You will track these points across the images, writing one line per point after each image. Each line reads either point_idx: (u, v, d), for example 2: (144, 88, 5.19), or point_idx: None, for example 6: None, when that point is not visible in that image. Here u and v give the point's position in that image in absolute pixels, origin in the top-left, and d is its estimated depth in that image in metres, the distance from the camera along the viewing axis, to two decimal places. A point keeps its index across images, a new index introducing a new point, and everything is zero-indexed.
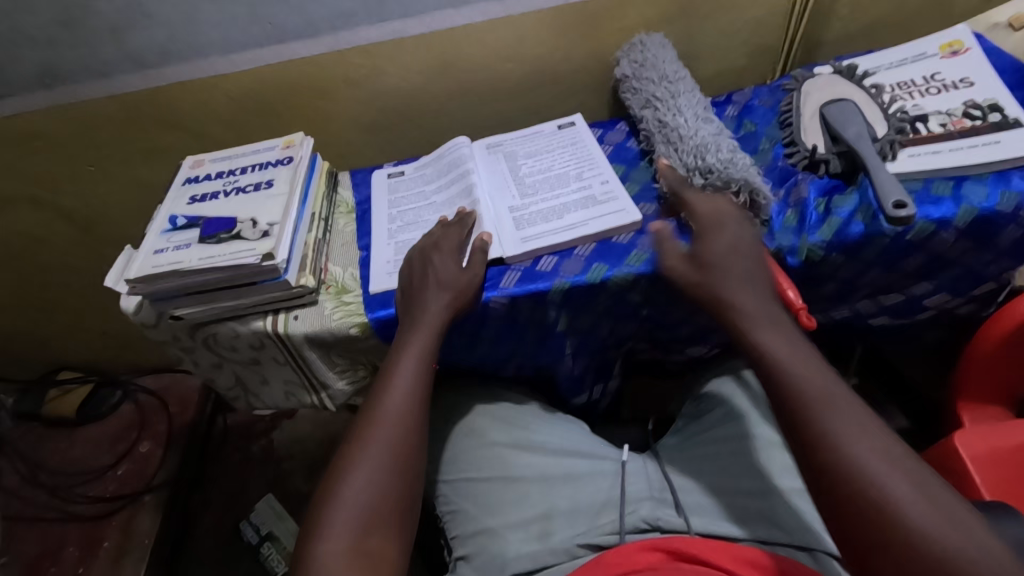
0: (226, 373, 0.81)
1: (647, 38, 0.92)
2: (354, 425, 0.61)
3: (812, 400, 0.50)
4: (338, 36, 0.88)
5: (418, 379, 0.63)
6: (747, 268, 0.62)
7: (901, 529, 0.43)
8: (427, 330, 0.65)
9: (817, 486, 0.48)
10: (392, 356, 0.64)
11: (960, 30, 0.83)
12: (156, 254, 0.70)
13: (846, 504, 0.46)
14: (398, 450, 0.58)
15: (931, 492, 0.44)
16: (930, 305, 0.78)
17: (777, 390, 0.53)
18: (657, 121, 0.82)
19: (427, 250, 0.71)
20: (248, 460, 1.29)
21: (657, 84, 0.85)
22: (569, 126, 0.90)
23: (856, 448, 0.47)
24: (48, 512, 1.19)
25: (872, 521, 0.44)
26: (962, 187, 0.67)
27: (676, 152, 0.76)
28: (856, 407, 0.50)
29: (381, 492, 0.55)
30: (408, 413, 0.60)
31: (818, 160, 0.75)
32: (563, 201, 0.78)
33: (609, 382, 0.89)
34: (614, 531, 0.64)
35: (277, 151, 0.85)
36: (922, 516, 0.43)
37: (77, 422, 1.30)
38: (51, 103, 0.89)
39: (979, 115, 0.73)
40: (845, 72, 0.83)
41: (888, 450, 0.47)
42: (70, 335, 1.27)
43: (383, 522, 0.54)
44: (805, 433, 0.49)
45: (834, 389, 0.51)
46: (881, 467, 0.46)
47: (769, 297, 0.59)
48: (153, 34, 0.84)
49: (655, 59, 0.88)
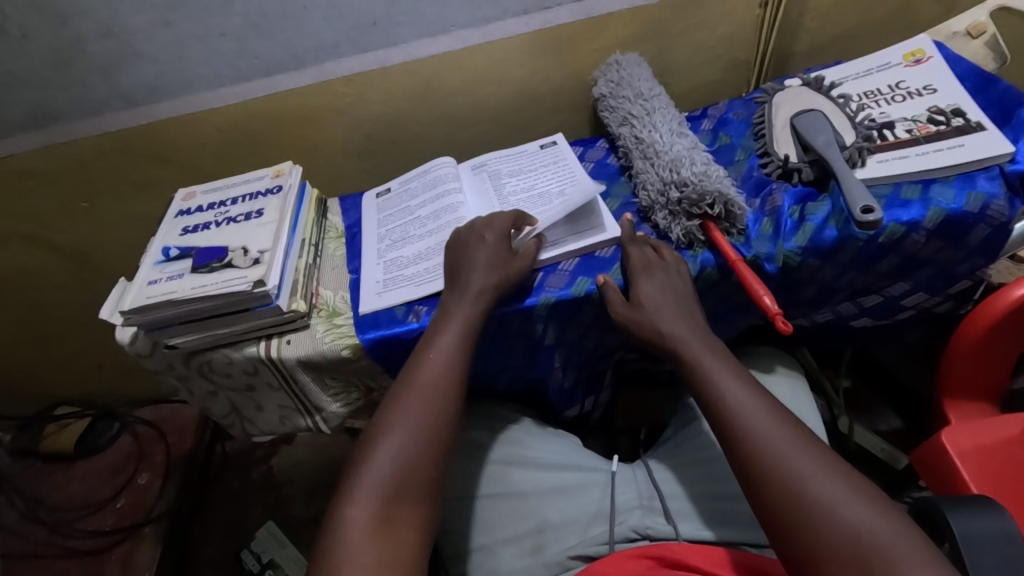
0: (221, 401, 0.83)
1: (618, 59, 0.95)
2: (388, 397, 0.62)
3: (748, 419, 0.56)
4: (322, 67, 0.91)
5: (453, 352, 0.64)
6: (686, 302, 0.67)
7: (839, 527, 0.47)
8: (469, 303, 0.67)
9: (762, 496, 0.52)
10: (431, 331, 0.66)
11: (922, 40, 0.87)
12: (150, 286, 0.72)
13: (784, 512, 0.50)
14: (425, 417, 0.59)
15: (862, 488, 0.50)
16: (908, 304, 0.80)
17: (720, 414, 0.58)
18: (634, 138, 0.85)
19: (478, 227, 0.73)
20: (248, 487, 1.29)
21: (633, 102, 0.88)
22: (551, 145, 0.93)
23: (791, 456, 0.52)
24: (47, 549, 1.19)
25: (810, 524, 0.48)
26: (930, 189, 0.70)
27: (652, 168, 0.79)
28: (787, 421, 0.56)
29: (409, 457, 0.56)
30: (448, 376, 0.62)
31: (791, 169, 0.77)
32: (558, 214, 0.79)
33: (600, 395, 0.90)
34: (604, 542, 0.66)
35: (267, 180, 0.87)
36: (854, 514, 0.48)
37: (76, 456, 1.30)
38: (45, 142, 0.91)
39: (943, 120, 0.75)
40: (813, 84, 0.86)
41: (819, 456, 0.52)
42: (67, 369, 1.27)
43: (407, 493, 0.54)
44: (745, 448, 0.55)
45: (767, 408, 0.57)
46: (813, 473, 0.51)
47: (704, 328, 0.65)
48: (143, 71, 0.87)
49: (629, 80, 0.91)
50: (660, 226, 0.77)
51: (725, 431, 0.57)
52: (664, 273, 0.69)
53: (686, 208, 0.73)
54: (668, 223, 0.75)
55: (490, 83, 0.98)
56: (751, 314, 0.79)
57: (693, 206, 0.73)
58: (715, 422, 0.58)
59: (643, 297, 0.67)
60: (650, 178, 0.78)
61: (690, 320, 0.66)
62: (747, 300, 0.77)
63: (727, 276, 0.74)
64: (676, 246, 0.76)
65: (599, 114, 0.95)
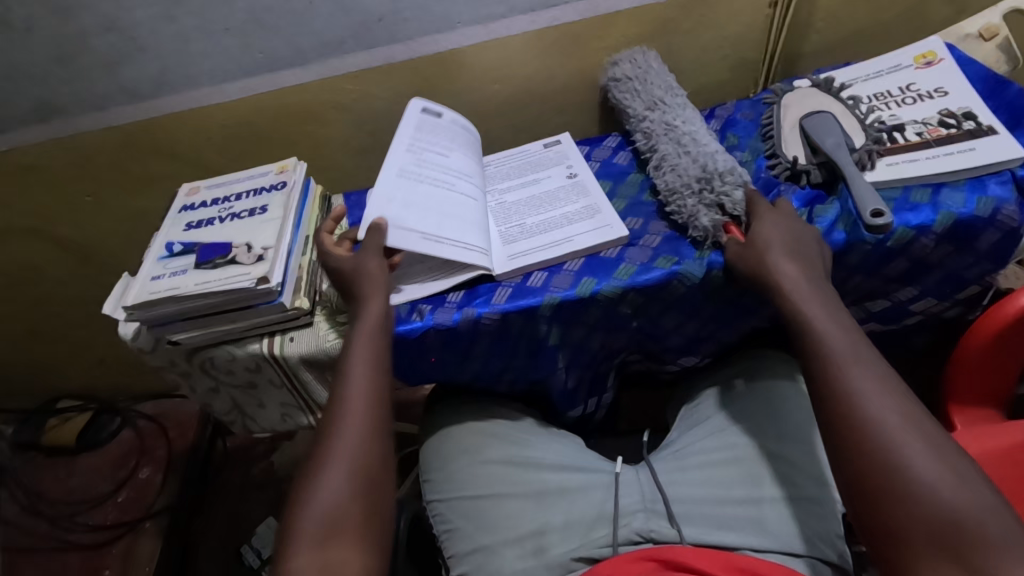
0: (223, 397, 0.83)
1: (641, 53, 0.94)
2: (314, 439, 0.61)
3: (851, 379, 0.55)
4: (328, 63, 0.90)
5: (371, 375, 0.63)
6: (801, 251, 0.65)
7: (924, 502, 0.47)
8: (366, 333, 0.65)
9: (844, 452, 0.52)
10: (343, 357, 0.65)
11: (933, 41, 0.86)
12: (153, 281, 0.71)
13: (872, 480, 0.50)
14: (348, 453, 0.58)
15: (965, 474, 0.48)
16: (916, 309, 0.79)
17: (818, 360, 0.58)
18: (664, 125, 0.83)
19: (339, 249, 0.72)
20: (249, 482, 1.29)
21: (664, 94, 0.87)
22: (435, 115, 0.86)
23: (889, 425, 0.51)
24: (47, 542, 1.19)
25: (900, 492, 0.48)
26: (939, 194, 0.69)
27: (683, 155, 0.77)
28: (891, 386, 0.54)
29: (340, 495, 0.55)
30: (364, 407, 0.61)
31: (799, 171, 0.77)
32: (421, 203, 0.74)
33: (603, 395, 0.90)
34: (607, 544, 0.65)
35: (271, 176, 0.87)
36: (951, 495, 0.47)
37: (77, 450, 1.30)
38: (47, 136, 0.91)
39: (954, 123, 0.75)
40: (822, 85, 0.85)
41: (919, 430, 0.51)
42: (68, 363, 1.27)
43: (344, 530, 0.54)
44: (843, 408, 0.54)
45: (877, 374, 0.55)
46: (912, 447, 0.50)
47: (821, 279, 0.63)
48: (148, 66, 0.86)
49: (653, 74, 0.90)
50: (683, 211, 0.74)
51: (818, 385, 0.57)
52: (788, 218, 0.68)
53: (718, 198, 0.72)
54: (696, 208, 0.72)
55: (496, 81, 0.97)
56: (757, 316, 0.78)
57: (724, 199, 0.72)
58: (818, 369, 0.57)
59: (757, 241, 0.66)
60: (683, 164, 0.76)
61: (801, 271, 0.64)
62: (755, 302, 0.76)
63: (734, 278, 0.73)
64: (694, 237, 0.73)
65: (615, 98, 0.93)
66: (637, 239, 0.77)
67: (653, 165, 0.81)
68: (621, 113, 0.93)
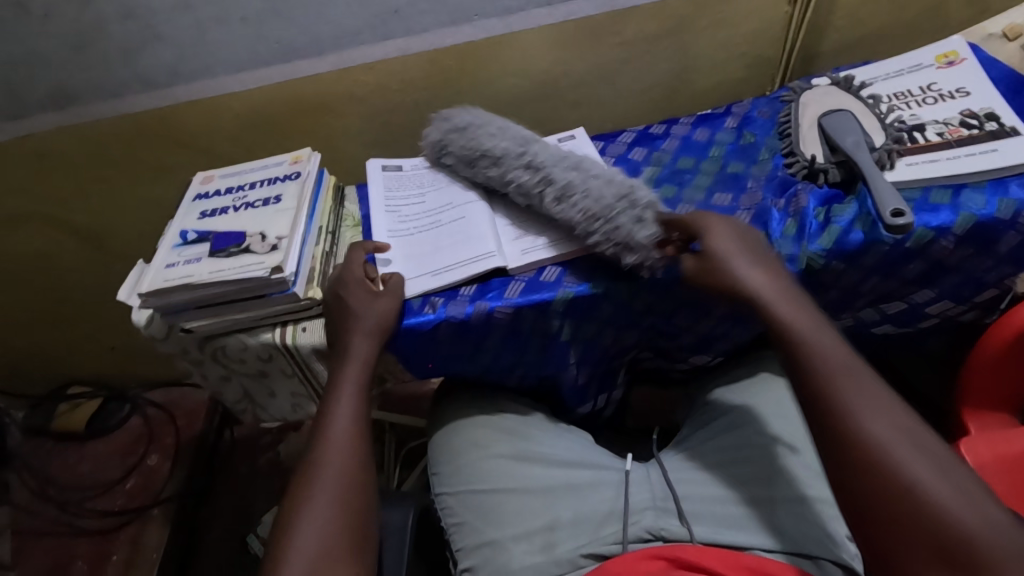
0: (234, 385, 0.84)
1: (465, 109, 0.85)
2: (297, 471, 0.59)
3: (840, 395, 0.51)
4: (343, 54, 0.90)
5: (358, 409, 0.63)
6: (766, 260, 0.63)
7: (935, 527, 0.43)
8: (355, 368, 0.65)
9: (844, 479, 0.49)
10: (329, 390, 0.65)
11: (955, 42, 0.85)
12: (167, 269, 0.71)
13: (878, 498, 0.46)
14: (339, 485, 0.57)
15: (971, 488, 0.45)
16: (933, 312, 0.78)
17: (805, 378, 0.54)
18: (517, 152, 0.76)
19: (336, 286, 0.71)
20: (255, 473, 1.29)
21: (507, 128, 0.81)
22: (396, 170, 0.90)
23: (887, 442, 0.47)
24: (57, 527, 1.20)
25: (907, 518, 0.44)
26: (960, 195, 0.68)
27: (584, 181, 0.72)
28: (885, 395, 0.50)
29: (331, 527, 0.54)
30: (353, 442, 0.60)
31: (817, 170, 0.76)
32: (418, 247, 0.79)
33: (613, 392, 0.89)
34: (616, 541, 0.65)
35: (285, 166, 0.87)
36: (962, 510, 0.43)
37: (86, 436, 1.31)
38: (64, 122, 0.91)
39: (976, 124, 0.74)
40: (841, 83, 0.84)
41: (919, 439, 0.47)
42: (79, 350, 1.28)
43: (335, 563, 0.52)
44: (841, 423, 0.50)
45: (868, 385, 0.51)
46: (914, 464, 0.46)
47: (791, 288, 0.60)
48: (164, 54, 0.86)
49: (485, 117, 0.82)
50: (619, 233, 0.68)
51: (810, 396, 0.53)
52: (738, 230, 0.66)
53: (644, 214, 0.69)
54: (632, 225, 0.67)
55: (511, 74, 0.97)
56: None
57: (651, 213, 0.69)
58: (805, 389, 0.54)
59: (718, 253, 0.63)
60: (594, 189, 0.70)
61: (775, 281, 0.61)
62: None
63: None
64: (636, 258, 0.68)
65: (448, 151, 0.83)
66: None
67: (553, 199, 0.73)
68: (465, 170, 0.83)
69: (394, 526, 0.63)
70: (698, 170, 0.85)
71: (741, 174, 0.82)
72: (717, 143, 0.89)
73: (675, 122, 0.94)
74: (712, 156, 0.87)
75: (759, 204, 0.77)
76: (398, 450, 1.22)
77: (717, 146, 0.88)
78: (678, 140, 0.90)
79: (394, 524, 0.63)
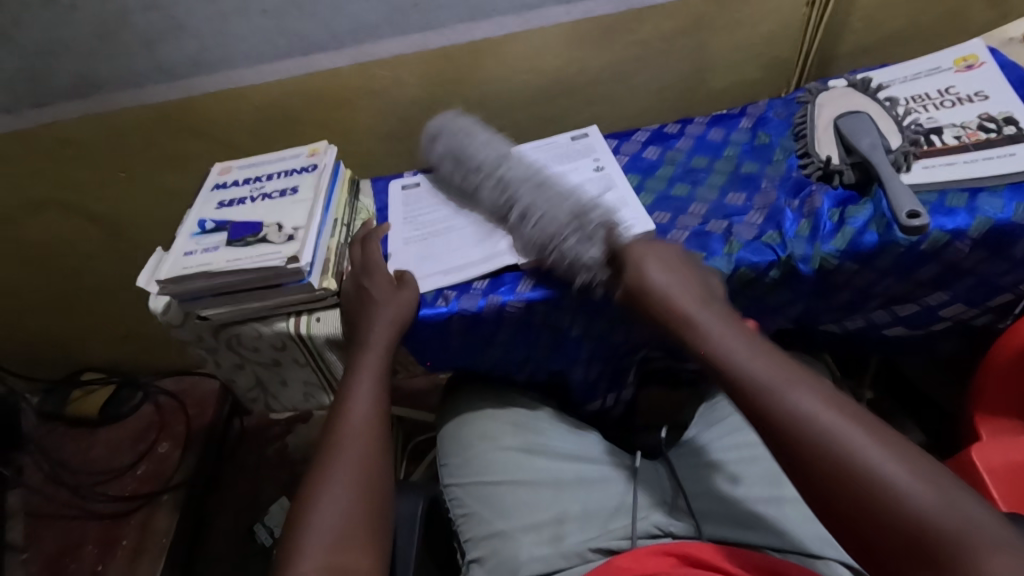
0: (247, 373, 0.85)
1: (456, 113, 0.85)
2: (316, 454, 0.60)
3: (778, 395, 0.48)
4: (361, 48, 0.91)
5: (376, 398, 0.64)
6: (689, 282, 0.62)
7: (898, 513, 0.41)
8: (375, 357, 0.66)
9: (803, 478, 0.45)
10: (346, 383, 0.65)
11: (974, 45, 0.84)
12: (186, 256, 0.72)
13: (844, 511, 0.43)
14: (357, 468, 0.58)
15: (917, 459, 0.43)
16: (946, 316, 0.78)
17: (743, 389, 0.51)
18: (503, 188, 0.75)
19: (359, 278, 0.73)
20: (263, 463, 1.31)
21: (494, 155, 0.78)
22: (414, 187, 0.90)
23: (836, 427, 0.45)
24: (68, 510, 1.22)
25: (866, 504, 0.42)
26: (976, 198, 0.68)
27: (542, 203, 0.71)
28: (824, 387, 0.49)
29: (348, 507, 0.55)
30: (371, 428, 0.61)
31: (832, 171, 0.76)
32: (429, 244, 0.80)
33: (622, 390, 0.90)
34: (626, 536, 0.64)
35: (301, 158, 0.88)
36: (930, 498, 0.41)
37: (98, 422, 1.33)
38: (85, 111, 0.93)
39: (993, 128, 0.73)
40: (858, 85, 0.84)
41: (876, 433, 0.45)
42: (94, 336, 1.30)
43: (355, 541, 0.53)
44: (783, 430, 0.47)
45: (807, 381, 0.49)
46: (864, 445, 0.44)
47: (713, 302, 0.59)
48: (186, 45, 0.88)
49: (475, 128, 0.82)
50: (566, 254, 0.67)
51: (750, 405, 0.50)
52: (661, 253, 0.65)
53: (595, 232, 0.67)
54: (579, 245, 0.66)
55: (527, 70, 0.97)
56: (783, 316, 0.78)
57: (603, 230, 0.67)
58: (741, 397, 0.51)
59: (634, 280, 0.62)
60: (543, 216, 0.69)
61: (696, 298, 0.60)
62: (781, 300, 0.76)
63: (762, 276, 0.72)
64: (587, 278, 0.67)
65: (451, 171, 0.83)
66: (664, 234, 0.77)
67: (519, 220, 0.73)
68: (463, 186, 0.82)
69: (404, 515, 0.64)
70: (711, 171, 0.85)
71: (755, 174, 0.83)
72: (731, 144, 0.89)
73: (689, 122, 0.94)
74: (725, 156, 0.87)
75: (772, 205, 0.77)
76: (406, 443, 1.23)
77: (731, 147, 0.88)
78: (691, 140, 0.91)
79: (402, 514, 0.64)
